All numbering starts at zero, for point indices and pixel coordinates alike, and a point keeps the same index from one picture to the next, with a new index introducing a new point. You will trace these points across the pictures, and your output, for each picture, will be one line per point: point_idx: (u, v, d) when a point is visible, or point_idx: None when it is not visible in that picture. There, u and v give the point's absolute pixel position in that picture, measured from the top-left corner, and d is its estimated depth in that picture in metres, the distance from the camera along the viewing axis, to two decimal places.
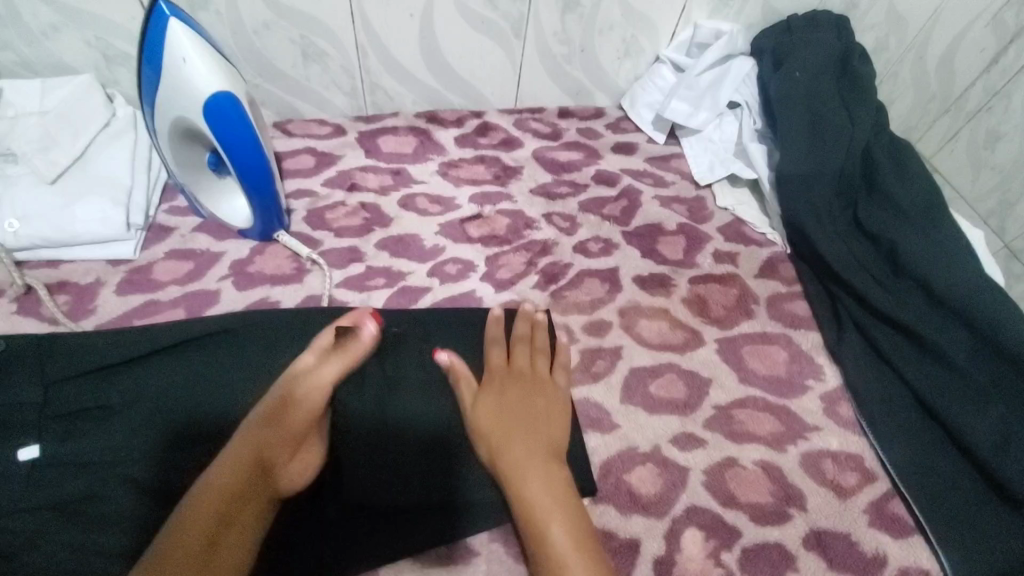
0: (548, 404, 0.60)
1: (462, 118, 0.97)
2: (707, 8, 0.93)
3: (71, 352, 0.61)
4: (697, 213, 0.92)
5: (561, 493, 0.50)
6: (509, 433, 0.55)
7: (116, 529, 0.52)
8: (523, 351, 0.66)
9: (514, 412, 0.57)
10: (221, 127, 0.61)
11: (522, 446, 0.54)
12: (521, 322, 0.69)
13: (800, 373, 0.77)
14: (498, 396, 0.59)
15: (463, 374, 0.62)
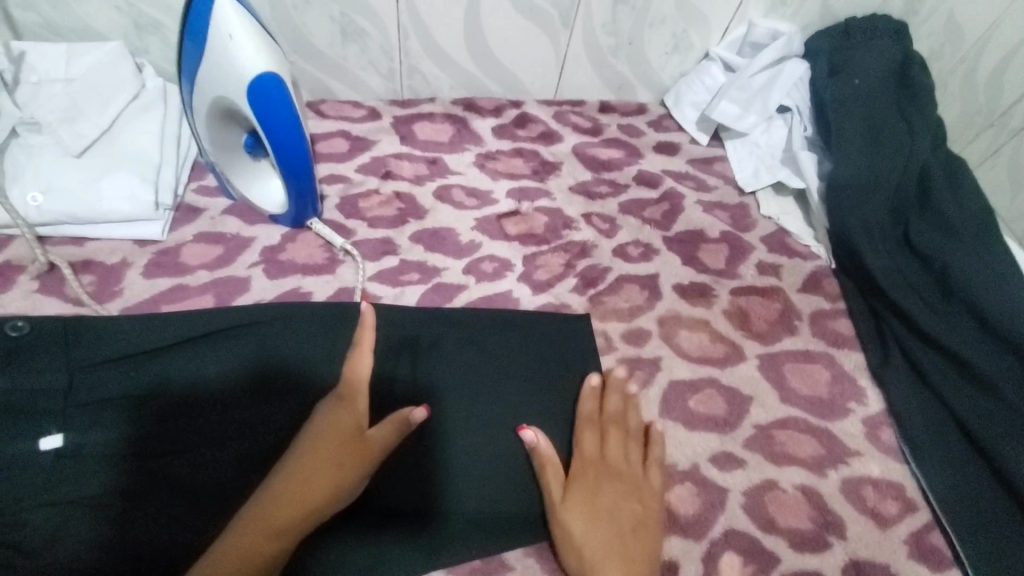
0: (643, 509, 0.58)
1: (500, 107, 0.93)
2: (762, 5, 0.89)
3: (98, 336, 0.58)
4: (741, 221, 0.88)
5: None
6: (596, 539, 0.55)
7: (152, 528, 0.51)
8: (615, 438, 0.62)
9: (603, 513, 0.57)
10: (264, 109, 0.58)
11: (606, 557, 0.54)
12: (610, 390, 0.65)
13: (842, 395, 0.75)
14: (587, 491, 0.58)
15: (548, 460, 0.58)
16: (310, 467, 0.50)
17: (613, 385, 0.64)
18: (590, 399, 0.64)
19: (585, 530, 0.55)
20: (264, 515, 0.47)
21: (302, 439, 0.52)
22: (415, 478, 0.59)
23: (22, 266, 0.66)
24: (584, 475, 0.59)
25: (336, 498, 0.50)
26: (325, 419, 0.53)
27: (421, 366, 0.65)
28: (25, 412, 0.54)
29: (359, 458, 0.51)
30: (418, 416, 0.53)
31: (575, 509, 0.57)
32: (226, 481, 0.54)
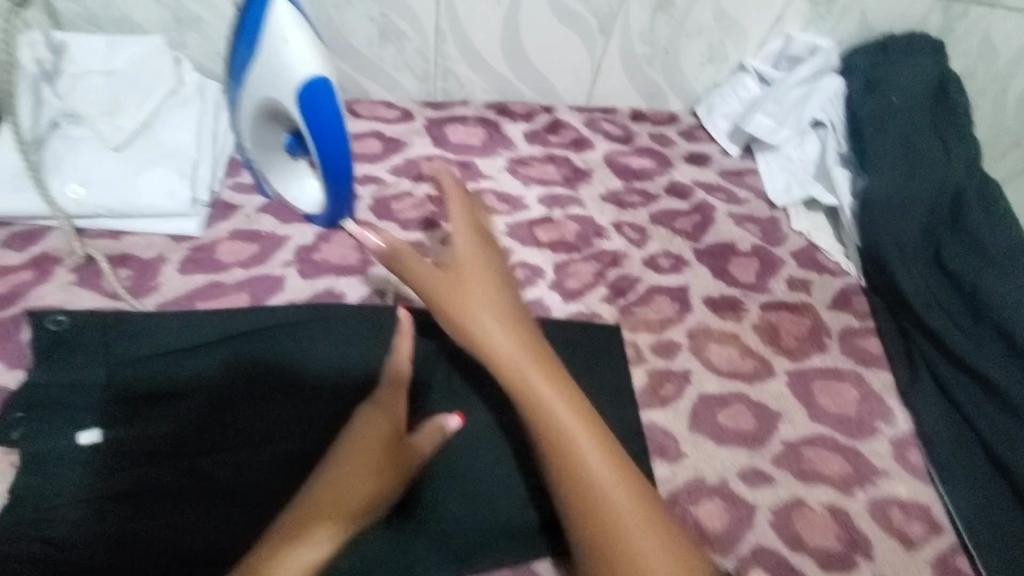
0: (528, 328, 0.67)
1: (532, 112, 0.93)
2: (801, 19, 0.90)
3: (135, 332, 0.58)
4: (771, 235, 0.88)
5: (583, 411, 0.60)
6: (553, 402, 0.60)
7: (191, 527, 0.51)
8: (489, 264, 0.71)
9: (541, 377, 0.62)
10: (309, 107, 0.59)
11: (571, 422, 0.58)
12: (481, 251, 0.71)
13: (870, 414, 0.75)
14: (525, 365, 0.62)
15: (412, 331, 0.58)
16: (359, 465, 0.50)
17: (488, 250, 0.68)
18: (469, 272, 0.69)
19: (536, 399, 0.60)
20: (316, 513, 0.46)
21: (343, 443, 0.52)
22: (449, 484, 0.60)
23: (59, 258, 0.66)
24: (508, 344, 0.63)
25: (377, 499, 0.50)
26: (367, 423, 0.53)
27: (455, 375, 0.66)
28: (65, 407, 0.54)
29: (402, 462, 0.52)
30: (456, 423, 0.57)
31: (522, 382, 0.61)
32: (265, 481, 0.54)
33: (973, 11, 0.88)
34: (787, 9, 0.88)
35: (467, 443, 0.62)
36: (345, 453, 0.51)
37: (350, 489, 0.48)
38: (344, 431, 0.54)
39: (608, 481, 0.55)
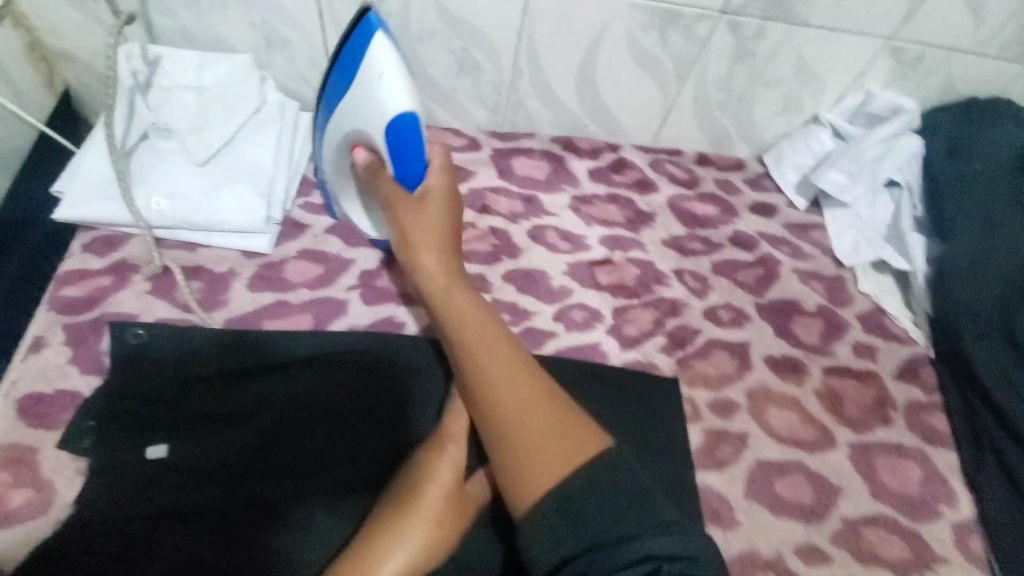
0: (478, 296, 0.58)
1: (598, 149, 0.92)
2: (884, 77, 0.86)
3: (204, 350, 0.61)
4: (837, 295, 0.85)
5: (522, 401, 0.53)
6: (485, 344, 0.55)
7: (233, 552, 0.52)
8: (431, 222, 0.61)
9: (477, 325, 0.57)
10: (396, 144, 0.60)
11: (499, 364, 0.54)
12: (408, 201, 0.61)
13: (934, 496, 0.71)
14: (461, 304, 0.58)
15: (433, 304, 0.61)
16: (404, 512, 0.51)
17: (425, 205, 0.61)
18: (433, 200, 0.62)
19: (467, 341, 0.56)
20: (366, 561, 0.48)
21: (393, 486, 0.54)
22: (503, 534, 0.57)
23: (139, 266, 0.69)
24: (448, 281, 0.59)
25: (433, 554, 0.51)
26: (419, 466, 0.54)
27: None
28: (136, 419, 0.57)
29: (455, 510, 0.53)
30: None
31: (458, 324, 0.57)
32: (310, 513, 0.54)
33: None
34: (870, 66, 0.84)
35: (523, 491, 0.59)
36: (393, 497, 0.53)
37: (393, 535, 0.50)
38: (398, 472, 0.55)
39: (526, 417, 0.52)
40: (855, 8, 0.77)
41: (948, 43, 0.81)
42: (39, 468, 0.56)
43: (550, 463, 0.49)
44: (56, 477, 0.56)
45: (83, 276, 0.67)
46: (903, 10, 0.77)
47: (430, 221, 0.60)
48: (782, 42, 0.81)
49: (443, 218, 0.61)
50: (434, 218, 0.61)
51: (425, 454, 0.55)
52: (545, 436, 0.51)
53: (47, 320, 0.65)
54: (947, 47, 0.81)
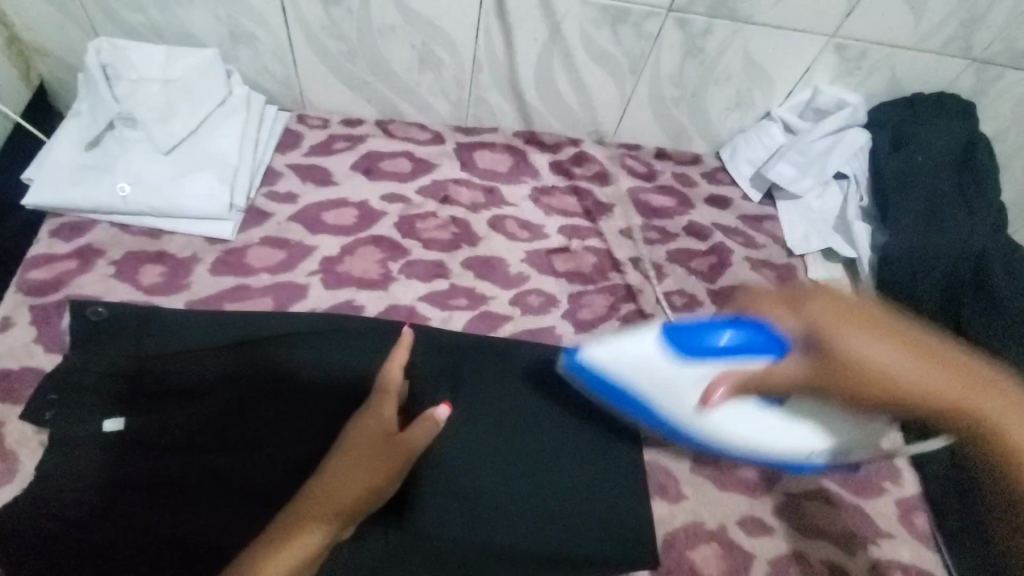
0: (921, 351, 0.51)
1: (559, 143, 0.96)
2: (830, 73, 0.89)
3: (167, 330, 0.65)
4: (786, 281, 0.88)
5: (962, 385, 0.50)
6: (919, 376, 0.50)
7: (182, 522, 0.54)
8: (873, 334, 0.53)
9: (954, 377, 0.49)
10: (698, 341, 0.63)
11: (1007, 413, 0.48)
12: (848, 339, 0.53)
13: (877, 472, 0.74)
14: (944, 377, 0.50)
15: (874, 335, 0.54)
16: (332, 475, 0.53)
17: (848, 310, 0.54)
18: (841, 304, 0.55)
19: (956, 387, 0.49)
20: (302, 521, 0.50)
21: (330, 455, 0.56)
22: (444, 501, 0.62)
23: (103, 250, 0.71)
24: (900, 329, 0.53)
25: (373, 497, 0.54)
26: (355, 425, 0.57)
27: (462, 396, 0.68)
28: (93, 392, 0.60)
29: (379, 457, 0.54)
30: (441, 411, 0.55)
31: (982, 395, 0.49)
32: (262, 486, 0.57)
33: (1007, 76, 0.88)
34: (817, 62, 0.87)
35: (472, 462, 0.65)
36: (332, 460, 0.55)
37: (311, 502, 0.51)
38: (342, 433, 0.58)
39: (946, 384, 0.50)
40: (797, 5, 0.79)
41: (890, 39, 0.83)
42: (4, 440, 0.58)
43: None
44: (19, 448, 0.58)
45: (49, 261, 0.70)
46: (844, 8, 0.80)
47: (845, 313, 0.54)
48: (729, 39, 0.84)
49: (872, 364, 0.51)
50: (879, 326, 0.53)
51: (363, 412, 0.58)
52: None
53: (14, 301, 0.67)
54: (887, 43, 0.84)
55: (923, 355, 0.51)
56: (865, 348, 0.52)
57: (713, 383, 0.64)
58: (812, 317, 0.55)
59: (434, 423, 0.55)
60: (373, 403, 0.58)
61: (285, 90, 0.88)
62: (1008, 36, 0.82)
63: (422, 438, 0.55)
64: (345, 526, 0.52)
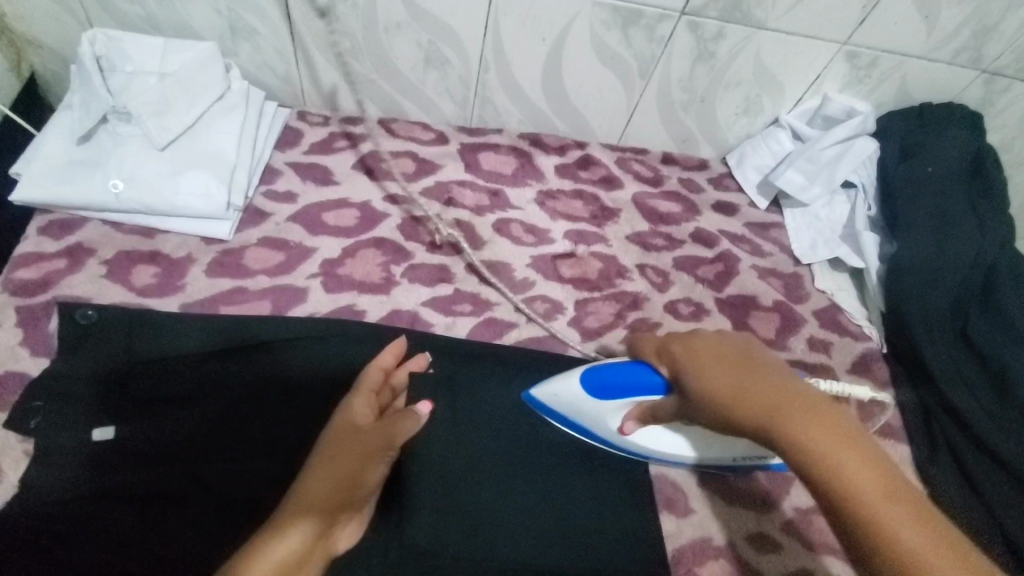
0: (771, 380, 0.47)
1: (565, 146, 0.94)
2: (840, 80, 0.88)
3: (158, 334, 0.62)
4: (793, 291, 0.87)
5: (820, 414, 0.44)
6: (754, 399, 0.46)
7: (174, 538, 0.52)
8: (728, 364, 0.50)
9: (782, 395, 0.46)
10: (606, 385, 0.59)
11: (815, 430, 0.43)
12: (708, 365, 0.50)
13: None
14: (782, 402, 0.45)
15: (730, 361, 0.50)
16: (320, 475, 0.52)
17: (712, 342, 0.52)
18: (701, 343, 0.53)
19: (787, 402, 0.45)
20: (282, 521, 0.49)
21: (310, 457, 0.55)
22: (443, 513, 0.60)
23: (94, 249, 0.69)
24: (748, 362, 0.49)
25: (356, 489, 0.53)
26: (337, 424, 0.56)
27: (460, 404, 0.66)
28: (80, 399, 0.57)
29: (371, 453, 0.54)
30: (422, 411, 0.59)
31: (794, 411, 0.44)
32: (254, 498, 0.55)
33: (1016, 88, 0.87)
34: (827, 70, 0.86)
35: (471, 472, 0.63)
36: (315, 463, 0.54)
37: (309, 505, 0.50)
38: (321, 435, 0.57)
39: (788, 406, 0.45)
40: (811, 12, 0.78)
41: (903, 48, 0.82)
42: None
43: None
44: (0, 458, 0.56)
45: (36, 260, 0.67)
46: (857, 15, 0.78)
47: (714, 347, 0.52)
48: (741, 45, 0.82)
49: (730, 388, 0.48)
50: (731, 353, 0.51)
51: (341, 413, 0.57)
52: (940, 535, 0.38)
53: None
54: (899, 52, 0.83)
55: (758, 380, 0.48)
56: (712, 372, 0.49)
57: (628, 416, 0.60)
58: (677, 362, 0.53)
59: (416, 418, 0.58)
60: (345, 405, 0.58)
61: (284, 86, 0.85)
62: (1018, 47, 0.82)
63: (402, 430, 0.56)
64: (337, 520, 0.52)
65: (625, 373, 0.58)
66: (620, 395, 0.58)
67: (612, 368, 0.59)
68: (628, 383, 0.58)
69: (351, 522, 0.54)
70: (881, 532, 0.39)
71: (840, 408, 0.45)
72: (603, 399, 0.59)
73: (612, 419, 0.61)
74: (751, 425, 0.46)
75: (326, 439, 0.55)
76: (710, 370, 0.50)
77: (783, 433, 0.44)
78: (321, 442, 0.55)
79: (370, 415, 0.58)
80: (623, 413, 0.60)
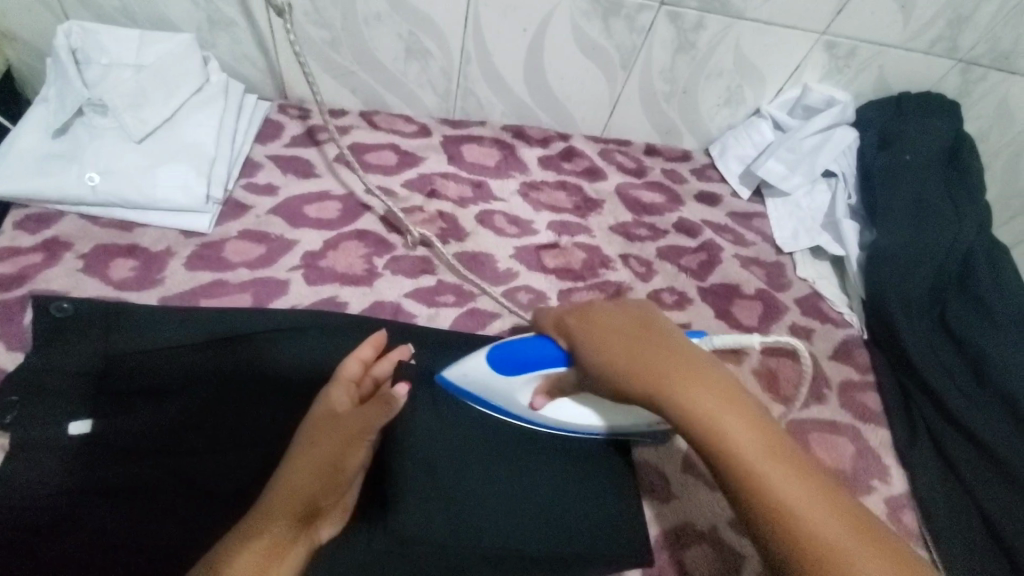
0: (657, 346, 0.47)
1: (548, 138, 0.94)
2: (819, 70, 0.88)
3: (137, 326, 0.62)
4: (775, 279, 0.88)
5: (703, 379, 0.44)
6: (642, 368, 0.46)
7: (151, 530, 0.52)
8: (619, 334, 0.49)
9: (670, 362, 0.46)
10: (511, 360, 0.58)
11: (703, 397, 0.43)
12: (601, 337, 0.50)
13: (866, 470, 0.73)
14: (667, 370, 0.45)
15: (619, 330, 0.50)
16: (300, 467, 0.52)
17: (607, 313, 0.52)
18: (596, 313, 0.53)
19: (673, 370, 0.45)
20: (267, 514, 0.49)
21: (289, 448, 0.54)
22: (429, 501, 0.59)
23: (71, 243, 0.68)
24: (642, 331, 0.49)
25: (339, 474, 0.52)
26: (315, 415, 0.56)
27: (443, 395, 0.66)
28: (57, 392, 0.57)
29: (352, 442, 0.54)
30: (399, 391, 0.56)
31: (681, 377, 0.44)
32: (236, 489, 0.55)
33: (991, 77, 0.88)
34: (806, 60, 0.87)
35: (455, 460, 0.63)
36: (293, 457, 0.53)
37: (287, 501, 0.50)
38: (300, 426, 0.56)
39: (673, 373, 0.45)
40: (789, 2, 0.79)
41: (880, 38, 0.83)
42: None
43: (844, 531, 0.38)
44: None
45: (12, 254, 0.66)
46: (835, 5, 0.79)
47: (607, 318, 0.51)
48: (721, 35, 0.83)
49: (619, 359, 0.48)
50: (623, 322, 0.50)
51: (319, 404, 0.57)
52: (816, 492, 0.40)
53: None
54: (877, 42, 0.84)
55: (647, 348, 0.47)
56: (605, 345, 0.49)
57: (537, 391, 0.60)
58: (575, 335, 0.53)
59: (392, 401, 0.55)
60: (323, 396, 0.58)
61: (264, 79, 0.85)
62: (992, 37, 0.83)
63: (378, 415, 0.54)
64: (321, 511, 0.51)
65: (529, 347, 0.58)
66: (525, 370, 0.58)
67: (518, 343, 0.59)
68: (530, 356, 0.58)
69: (335, 514, 0.53)
70: (763, 495, 0.39)
71: (724, 371, 0.45)
72: (510, 376, 0.59)
73: (522, 395, 0.60)
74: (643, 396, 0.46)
75: (306, 431, 0.55)
76: (603, 342, 0.50)
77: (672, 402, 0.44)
78: (300, 435, 0.55)
79: (350, 404, 0.57)
80: (531, 389, 0.60)
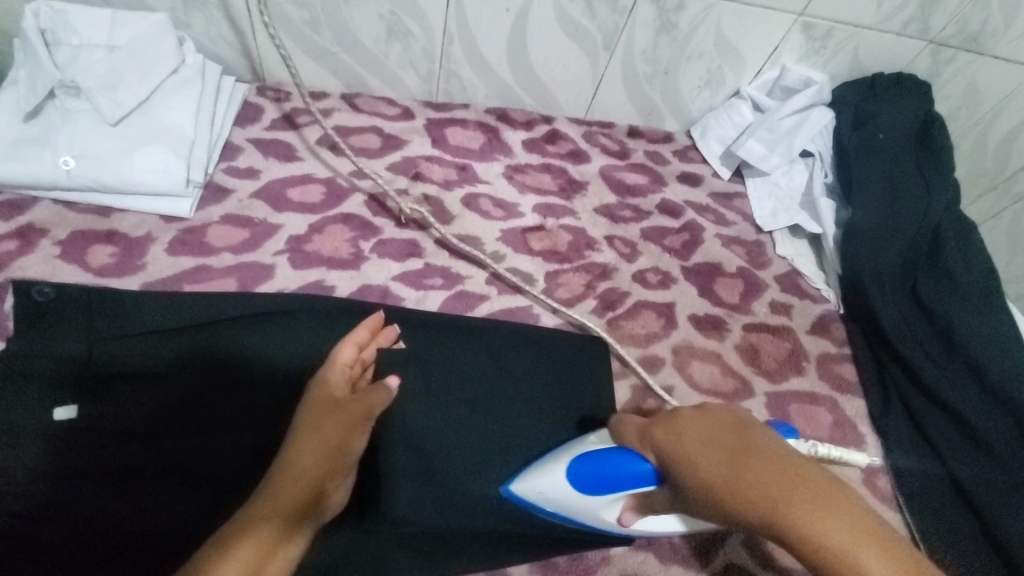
0: (761, 460, 0.43)
1: (532, 121, 0.94)
2: (796, 52, 0.90)
3: (121, 311, 0.61)
4: (756, 258, 0.90)
5: (827, 502, 0.38)
6: (749, 489, 0.41)
7: (146, 513, 0.52)
8: (712, 450, 0.45)
9: (786, 481, 0.40)
10: (597, 474, 0.55)
11: (824, 518, 0.37)
12: (694, 453, 0.46)
13: (843, 439, 0.76)
14: (781, 490, 0.40)
15: (715, 443, 0.46)
16: (301, 454, 0.51)
17: (698, 422, 0.48)
18: (685, 425, 0.49)
19: (789, 491, 0.40)
20: (267, 510, 0.47)
21: (289, 433, 0.54)
22: (420, 482, 0.60)
23: (46, 230, 0.67)
24: (732, 441, 0.45)
25: (344, 455, 0.53)
26: (311, 404, 0.55)
27: (434, 378, 0.67)
28: (42, 377, 0.56)
29: (354, 426, 0.54)
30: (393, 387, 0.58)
31: (794, 497, 0.39)
32: (230, 472, 0.55)
33: (961, 58, 0.91)
34: (785, 41, 0.88)
35: (447, 443, 0.63)
36: (293, 447, 0.52)
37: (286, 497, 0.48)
38: (298, 412, 0.56)
39: (789, 493, 0.39)
40: None
41: (855, 19, 0.85)
42: None
43: None
44: None
45: None
46: None
47: (701, 430, 0.47)
48: (702, 15, 0.83)
49: (720, 479, 0.43)
50: (720, 432, 0.46)
51: (317, 391, 0.56)
52: None
53: None
54: (852, 23, 0.85)
55: (751, 465, 0.42)
56: (700, 461, 0.45)
57: (625, 505, 0.56)
58: (665, 449, 0.49)
59: (385, 396, 0.57)
60: (319, 377, 0.58)
61: (241, 60, 0.83)
62: (962, 18, 0.85)
63: (379, 401, 0.57)
64: (321, 496, 0.51)
65: (614, 462, 0.54)
66: (612, 485, 0.54)
67: (600, 458, 0.55)
68: (617, 475, 0.53)
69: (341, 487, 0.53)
70: None
71: (854, 491, 0.39)
72: (594, 491, 0.56)
73: (607, 511, 0.57)
74: (758, 522, 0.40)
75: (306, 416, 0.54)
76: (698, 459, 0.45)
77: (778, 524, 0.39)
78: (299, 420, 0.55)
79: (347, 389, 0.58)
80: (619, 504, 0.56)
